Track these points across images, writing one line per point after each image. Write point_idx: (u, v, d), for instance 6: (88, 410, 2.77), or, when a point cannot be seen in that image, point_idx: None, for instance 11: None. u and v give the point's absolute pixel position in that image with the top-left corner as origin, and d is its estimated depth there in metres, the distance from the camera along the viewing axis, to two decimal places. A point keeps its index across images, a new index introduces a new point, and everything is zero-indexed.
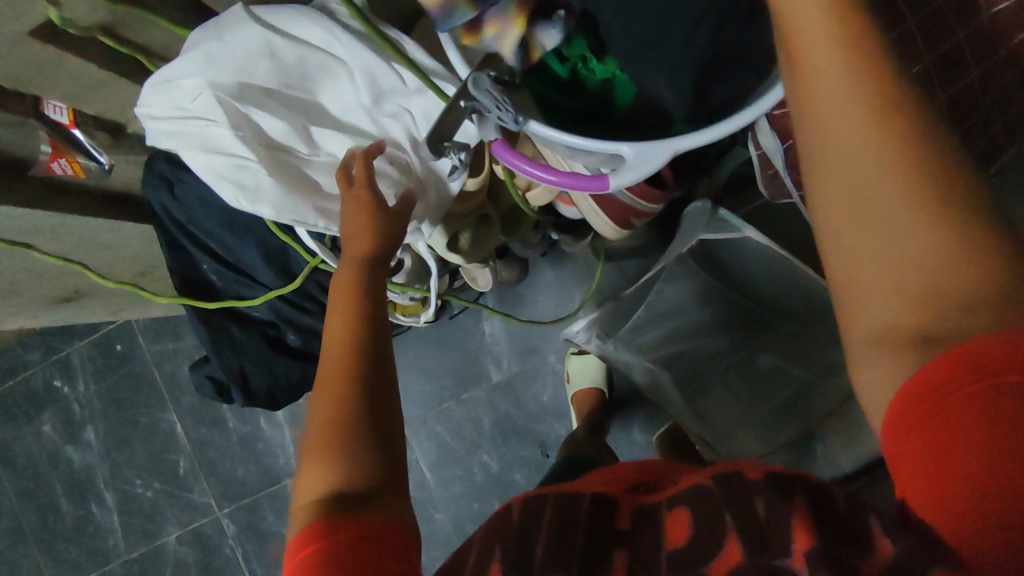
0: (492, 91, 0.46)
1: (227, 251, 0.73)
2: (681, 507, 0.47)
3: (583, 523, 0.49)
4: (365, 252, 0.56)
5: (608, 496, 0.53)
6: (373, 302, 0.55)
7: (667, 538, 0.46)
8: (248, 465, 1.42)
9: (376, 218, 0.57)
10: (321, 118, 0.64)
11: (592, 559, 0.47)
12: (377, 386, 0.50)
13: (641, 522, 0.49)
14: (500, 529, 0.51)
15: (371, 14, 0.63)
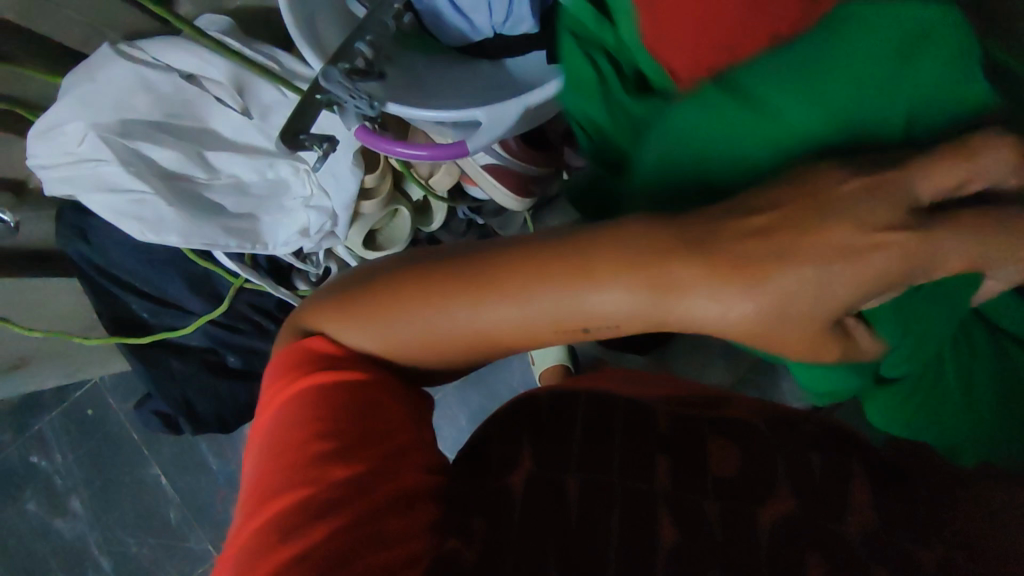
0: (342, 83, 0.49)
1: (152, 287, 0.74)
2: (722, 436, 0.46)
3: (622, 431, 0.45)
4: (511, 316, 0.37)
5: (645, 404, 0.49)
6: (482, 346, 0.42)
7: (711, 459, 0.45)
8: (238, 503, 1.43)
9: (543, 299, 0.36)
10: (215, 142, 0.67)
11: (632, 463, 0.44)
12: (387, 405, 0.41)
13: (683, 432, 0.46)
14: (523, 419, 0.46)
15: (240, 35, 0.65)
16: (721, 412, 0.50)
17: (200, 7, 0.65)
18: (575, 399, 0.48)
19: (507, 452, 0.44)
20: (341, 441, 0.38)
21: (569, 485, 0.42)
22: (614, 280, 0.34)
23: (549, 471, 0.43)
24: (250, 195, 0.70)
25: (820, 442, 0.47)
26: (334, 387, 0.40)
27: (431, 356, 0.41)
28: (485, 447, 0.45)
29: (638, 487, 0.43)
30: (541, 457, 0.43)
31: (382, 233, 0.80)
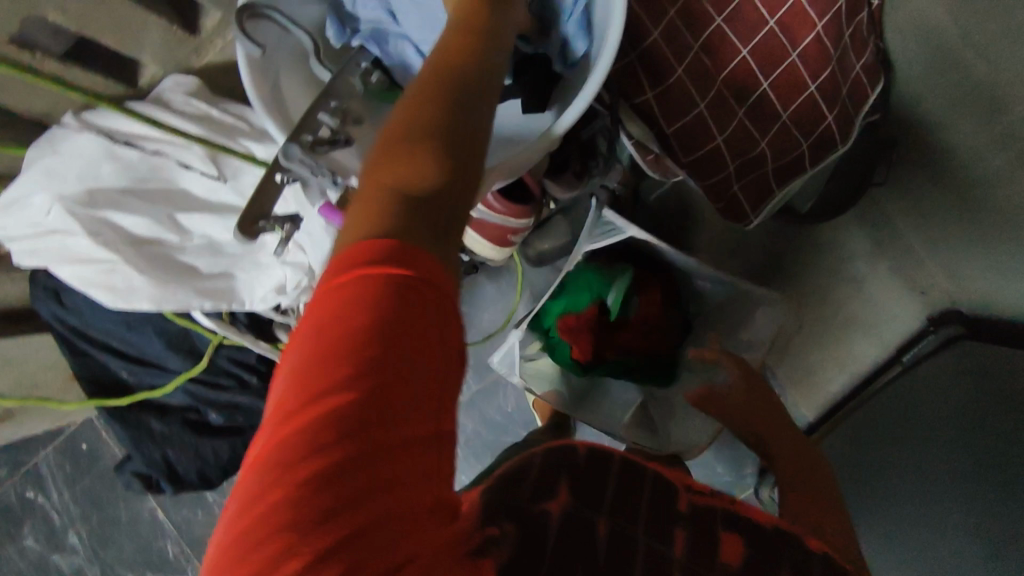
0: (303, 160, 0.49)
1: (130, 346, 0.73)
2: (732, 531, 0.48)
3: (649, 496, 0.48)
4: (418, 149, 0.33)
5: (667, 480, 0.52)
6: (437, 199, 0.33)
7: (721, 547, 0.47)
8: None
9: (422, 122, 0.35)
10: (186, 204, 0.65)
11: (655, 523, 0.47)
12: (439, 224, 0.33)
13: (700, 515, 0.49)
14: (565, 464, 0.48)
15: (206, 94, 0.64)
16: (735, 505, 0.52)
17: (167, 68, 0.64)
18: (611, 457, 0.50)
19: (547, 483, 0.46)
20: (400, 379, 0.30)
21: (600, 527, 0.44)
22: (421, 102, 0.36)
23: (585, 510, 0.45)
24: (224, 255, 0.68)
25: (822, 558, 0.49)
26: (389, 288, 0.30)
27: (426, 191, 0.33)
28: (529, 475, 0.46)
29: (657, 549, 0.45)
30: (581, 497, 0.46)
31: None
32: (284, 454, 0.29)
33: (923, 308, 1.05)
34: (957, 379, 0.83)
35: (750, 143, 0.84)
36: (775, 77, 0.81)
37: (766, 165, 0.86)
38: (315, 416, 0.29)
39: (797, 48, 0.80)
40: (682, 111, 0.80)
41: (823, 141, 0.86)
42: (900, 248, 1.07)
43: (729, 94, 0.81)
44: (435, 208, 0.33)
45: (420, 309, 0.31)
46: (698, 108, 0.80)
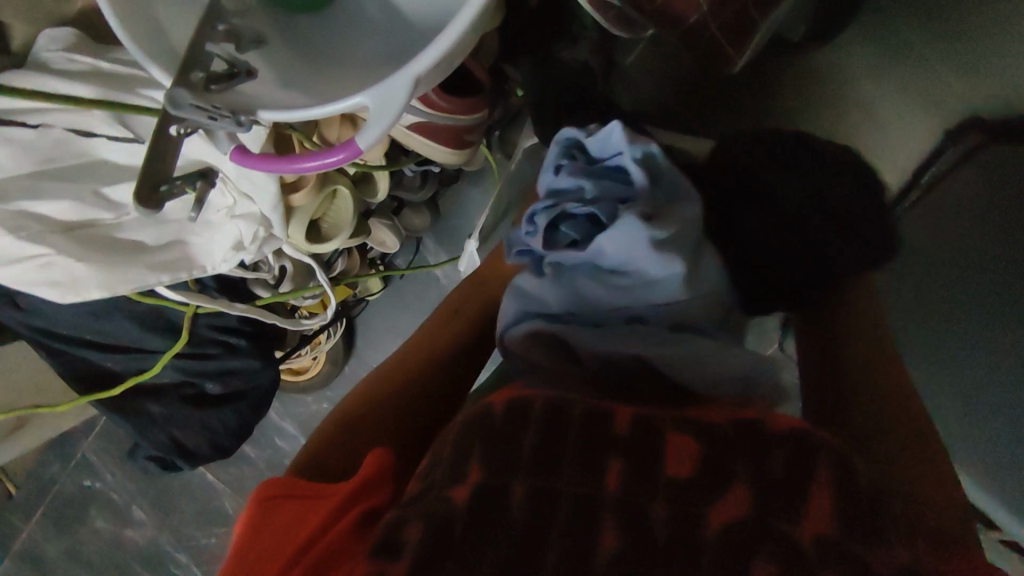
0: (197, 105, 0.41)
1: (104, 336, 0.70)
2: (681, 433, 0.46)
3: (577, 429, 0.46)
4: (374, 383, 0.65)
5: (603, 407, 0.49)
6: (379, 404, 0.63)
7: (667, 460, 0.44)
8: None
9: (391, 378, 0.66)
10: (111, 175, 0.60)
11: (585, 461, 0.45)
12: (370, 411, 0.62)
13: (640, 432, 0.46)
14: (480, 429, 0.49)
15: (93, 47, 0.56)
16: (679, 414, 0.49)
17: (35, 23, 0.56)
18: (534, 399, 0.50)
19: (458, 468, 0.46)
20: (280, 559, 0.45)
21: (515, 492, 0.43)
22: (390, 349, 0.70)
23: (496, 481, 0.44)
24: (168, 222, 0.63)
25: (784, 445, 0.45)
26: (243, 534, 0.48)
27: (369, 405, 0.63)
28: (442, 462, 0.48)
29: (586, 491, 0.43)
30: (488, 467, 0.45)
31: (326, 220, 0.73)
32: None
33: None
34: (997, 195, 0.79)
35: None
36: None
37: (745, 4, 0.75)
38: None
39: None
40: None
41: None
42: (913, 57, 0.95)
43: None
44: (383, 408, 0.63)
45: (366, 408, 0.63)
46: None
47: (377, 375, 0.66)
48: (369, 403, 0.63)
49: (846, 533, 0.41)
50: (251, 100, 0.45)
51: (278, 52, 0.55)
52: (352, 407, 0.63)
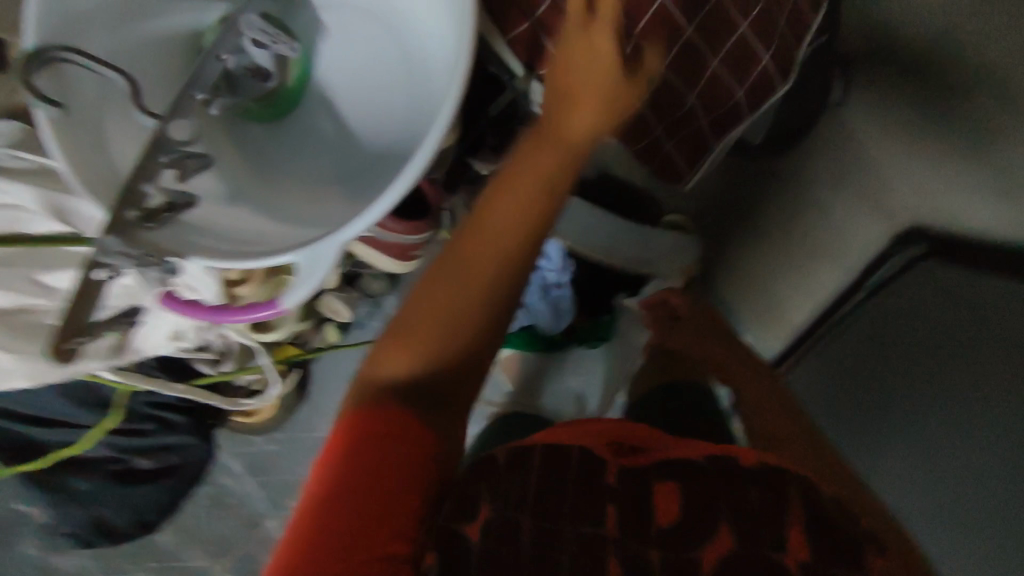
0: (123, 251, 0.42)
1: (34, 411, 0.69)
2: (665, 481, 0.56)
3: (575, 473, 0.56)
4: (445, 344, 0.49)
5: (597, 458, 0.58)
6: (440, 344, 0.49)
7: (655, 508, 0.54)
8: (227, 520, 1.49)
9: (438, 320, 0.49)
10: (48, 260, 0.59)
11: (588, 497, 0.54)
12: (453, 366, 0.49)
13: (627, 485, 0.56)
14: (484, 475, 0.56)
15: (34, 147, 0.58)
16: (666, 456, 0.59)
17: None
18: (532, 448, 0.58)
19: (469, 504, 0.53)
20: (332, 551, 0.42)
21: (523, 526, 0.51)
22: (441, 286, 0.49)
23: (508, 511, 0.52)
24: None
25: (757, 476, 0.56)
26: (340, 466, 0.45)
27: (419, 350, 0.49)
28: (444, 507, 0.52)
29: (590, 527, 0.52)
30: (498, 504, 0.52)
31: None
32: None
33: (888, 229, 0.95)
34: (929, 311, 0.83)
35: (672, 96, 0.73)
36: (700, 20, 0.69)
37: (702, 131, 0.77)
38: None
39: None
40: None
41: (759, 84, 0.75)
42: (858, 159, 0.97)
43: None
44: (439, 393, 0.49)
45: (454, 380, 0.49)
46: None
47: (436, 310, 0.49)
48: (404, 356, 0.49)
49: (822, 559, 0.51)
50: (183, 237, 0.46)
51: (228, 165, 0.56)
52: (415, 326, 0.49)
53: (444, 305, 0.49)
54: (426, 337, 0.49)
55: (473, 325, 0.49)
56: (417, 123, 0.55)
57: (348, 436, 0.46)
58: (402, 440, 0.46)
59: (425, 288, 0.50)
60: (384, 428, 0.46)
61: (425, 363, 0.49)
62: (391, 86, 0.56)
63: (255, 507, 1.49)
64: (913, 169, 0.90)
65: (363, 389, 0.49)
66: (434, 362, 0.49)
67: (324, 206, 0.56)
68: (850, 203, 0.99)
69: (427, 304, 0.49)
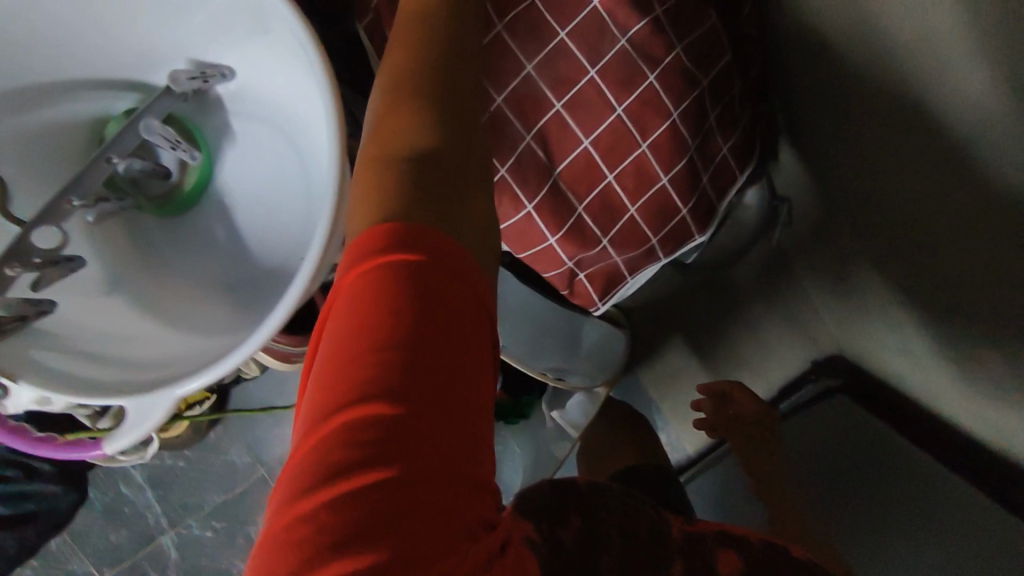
0: None
1: None
2: (727, 548, 0.59)
3: (647, 524, 0.59)
4: (424, 136, 0.40)
5: (661, 516, 0.62)
6: (434, 164, 0.39)
7: (721, 569, 0.57)
8: (122, 530, 1.46)
9: (433, 140, 0.40)
10: None
11: (660, 553, 0.57)
12: (441, 170, 0.39)
13: (692, 540, 0.60)
14: (568, 496, 0.58)
15: None
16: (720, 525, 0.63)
17: None
18: (581, 486, 0.61)
19: (556, 515, 0.55)
20: (383, 411, 0.31)
21: (566, 539, 0.53)
22: (405, 126, 0.40)
23: (590, 531, 0.55)
24: None
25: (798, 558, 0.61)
26: (362, 294, 0.34)
27: (429, 167, 0.39)
28: (529, 514, 0.55)
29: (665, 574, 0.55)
30: (584, 529, 0.55)
31: None
32: (281, 555, 0.30)
33: (809, 352, 1.06)
34: (844, 447, 0.91)
35: (586, 235, 0.73)
36: (621, 169, 0.71)
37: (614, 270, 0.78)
38: (325, 500, 0.30)
39: (647, 138, 0.70)
40: (509, 213, 0.70)
41: (678, 231, 0.76)
42: (783, 290, 1.07)
43: (567, 189, 0.71)
44: (439, 169, 0.39)
45: (447, 187, 0.39)
46: (525, 209, 0.70)
47: (413, 113, 0.40)
48: (402, 123, 0.40)
49: None
50: (24, 352, 0.48)
51: (113, 253, 0.56)
52: (387, 119, 0.40)
53: (438, 113, 0.41)
54: (428, 108, 0.41)
55: (429, 150, 0.39)
56: (301, 234, 0.56)
57: (369, 241, 0.35)
58: (445, 246, 0.35)
59: (396, 103, 0.41)
60: (420, 251, 0.35)
61: (415, 146, 0.39)
62: (287, 204, 0.57)
63: (153, 520, 1.46)
64: (839, 314, 0.96)
65: (375, 170, 0.39)
66: (427, 163, 0.39)
67: (203, 308, 0.57)
68: (780, 327, 1.09)
69: (391, 131, 0.40)
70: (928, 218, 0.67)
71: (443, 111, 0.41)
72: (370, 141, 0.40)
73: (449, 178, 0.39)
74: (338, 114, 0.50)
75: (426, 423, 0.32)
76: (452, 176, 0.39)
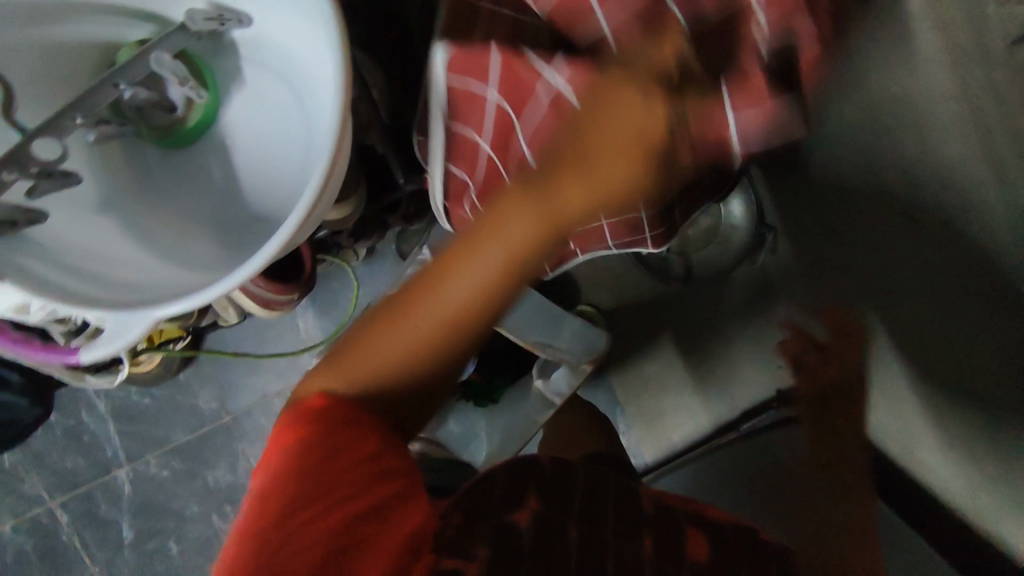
0: None
1: None
2: (695, 527, 0.63)
3: (613, 501, 0.63)
4: (443, 318, 0.49)
5: (631, 489, 0.66)
6: (460, 327, 0.49)
7: (690, 547, 0.61)
8: (78, 457, 1.47)
9: (445, 328, 0.49)
10: None
11: (624, 525, 0.60)
12: (464, 319, 0.49)
13: (660, 516, 0.63)
14: (531, 475, 0.62)
15: None
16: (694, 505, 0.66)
17: None
18: (546, 465, 0.64)
19: (516, 498, 0.58)
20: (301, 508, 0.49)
21: (524, 520, 0.57)
22: (494, 238, 0.47)
23: (551, 511, 0.59)
24: None
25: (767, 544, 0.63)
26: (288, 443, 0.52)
27: (432, 342, 0.50)
28: (492, 494, 0.59)
29: (628, 552, 0.58)
30: (546, 505, 0.59)
31: None
32: None
33: None
34: None
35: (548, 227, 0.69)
36: None
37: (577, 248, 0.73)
38: None
39: None
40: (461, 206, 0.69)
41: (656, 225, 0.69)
42: None
43: None
44: (451, 337, 0.50)
45: (457, 334, 0.50)
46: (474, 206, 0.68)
47: (428, 307, 0.49)
48: (411, 330, 0.50)
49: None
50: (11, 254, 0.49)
51: (110, 177, 0.57)
52: (394, 326, 0.50)
53: (445, 315, 0.49)
54: (440, 316, 0.49)
55: (467, 313, 0.49)
56: (297, 186, 0.58)
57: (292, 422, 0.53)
58: (375, 502, 0.52)
59: (402, 313, 0.50)
60: (336, 539, 0.50)
61: (422, 351, 0.51)
62: (286, 156, 0.59)
63: (111, 452, 1.48)
64: None
65: (358, 382, 0.53)
66: (448, 333, 0.50)
67: (192, 245, 0.58)
68: None
69: (439, 305, 0.49)
70: (916, 248, 0.73)
71: (480, 279, 0.48)
72: (350, 350, 0.53)
73: (448, 338, 0.50)
74: (347, 74, 0.52)
75: (335, 526, 0.50)
76: (471, 321, 0.49)
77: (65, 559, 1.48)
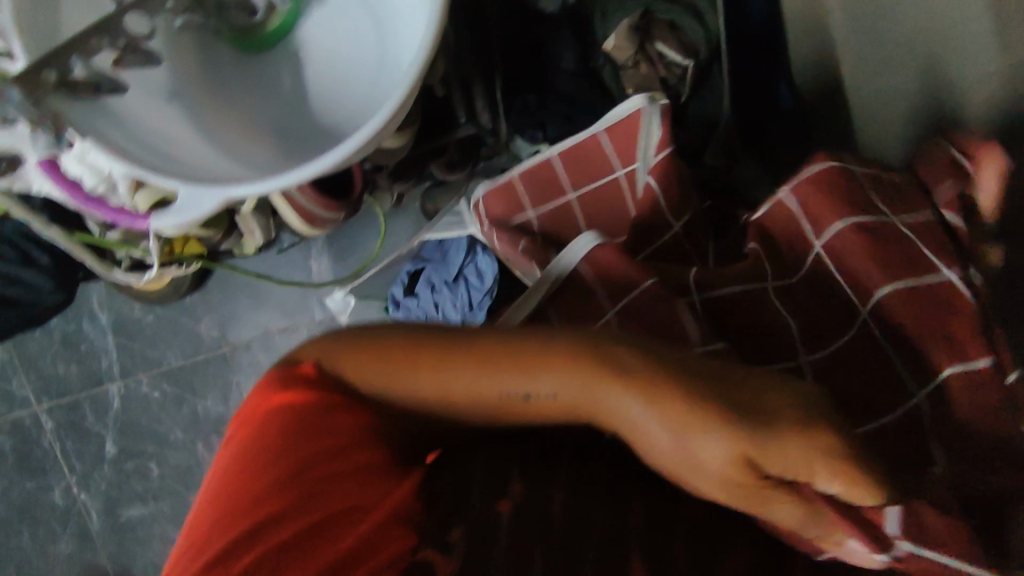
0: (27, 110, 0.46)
1: None
2: None
3: (614, 462, 0.52)
4: (541, 388, 0.44)
5: (630, 444, 0.56)
6: (541, 404, 0.45)
7: (701, 522, 0.49)
8: (72, 365, 1.49)
9: (547, 404, 0.44)
10: None
11: (620, 491, 0.50)
12: (556, 407, 0.45)
13: (669, 479, 0.53)
14: (513, 443, 0.53)
15: None
16: None
17: None
18: (528, 430, 0.54)
19: (491, 478, 0.50)
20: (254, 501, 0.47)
21: (505, 502, 0.49)
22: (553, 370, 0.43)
23: (534, 487, 0.50)
24: None
25: None
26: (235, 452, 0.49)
27: (508, 409, 0.46)
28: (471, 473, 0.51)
29: (620, 520, 0.49)
30: (530, 477, 0.51)
31: None
32: None
33: None
34: None
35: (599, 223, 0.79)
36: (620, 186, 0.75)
37: None
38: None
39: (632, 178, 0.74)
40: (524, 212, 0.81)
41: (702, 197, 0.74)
42: None
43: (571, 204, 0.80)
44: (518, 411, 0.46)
45: (534, 411, 0.46)
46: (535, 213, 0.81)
47: (531, 373, 0.44)
48: (509, 374, 0.44)
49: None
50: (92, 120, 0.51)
51: (186, 67, 0.59)
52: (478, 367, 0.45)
53: (560, 389, 0.43)
54: (519, 394, 0.45)
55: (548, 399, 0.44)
56: (369, 108, 0.60)
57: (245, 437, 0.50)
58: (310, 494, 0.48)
59: (500, 356, 0.45)
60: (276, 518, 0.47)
61: (490, 403, 0.46)
62: (358, 73, 0.61)
63: (104, 365, 1.50)
64: None
65: (425, 391, 0.47)
66: (538, 403, 0.45)
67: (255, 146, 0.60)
68: None
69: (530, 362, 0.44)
70: None
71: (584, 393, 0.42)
72: (428, 380, 0.47)
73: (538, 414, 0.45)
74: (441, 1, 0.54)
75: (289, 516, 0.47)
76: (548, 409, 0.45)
77: (44, 463, 1.51)
